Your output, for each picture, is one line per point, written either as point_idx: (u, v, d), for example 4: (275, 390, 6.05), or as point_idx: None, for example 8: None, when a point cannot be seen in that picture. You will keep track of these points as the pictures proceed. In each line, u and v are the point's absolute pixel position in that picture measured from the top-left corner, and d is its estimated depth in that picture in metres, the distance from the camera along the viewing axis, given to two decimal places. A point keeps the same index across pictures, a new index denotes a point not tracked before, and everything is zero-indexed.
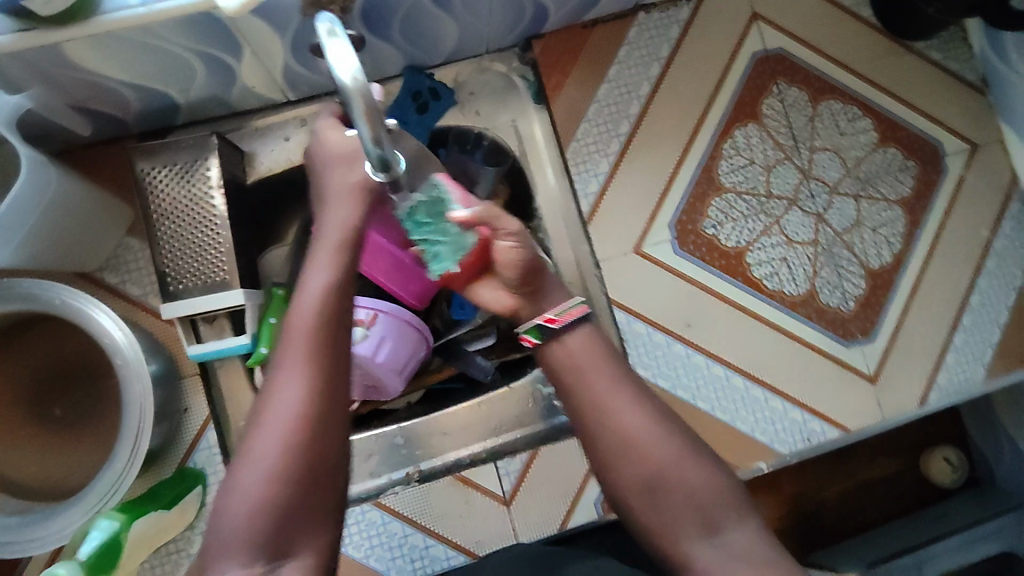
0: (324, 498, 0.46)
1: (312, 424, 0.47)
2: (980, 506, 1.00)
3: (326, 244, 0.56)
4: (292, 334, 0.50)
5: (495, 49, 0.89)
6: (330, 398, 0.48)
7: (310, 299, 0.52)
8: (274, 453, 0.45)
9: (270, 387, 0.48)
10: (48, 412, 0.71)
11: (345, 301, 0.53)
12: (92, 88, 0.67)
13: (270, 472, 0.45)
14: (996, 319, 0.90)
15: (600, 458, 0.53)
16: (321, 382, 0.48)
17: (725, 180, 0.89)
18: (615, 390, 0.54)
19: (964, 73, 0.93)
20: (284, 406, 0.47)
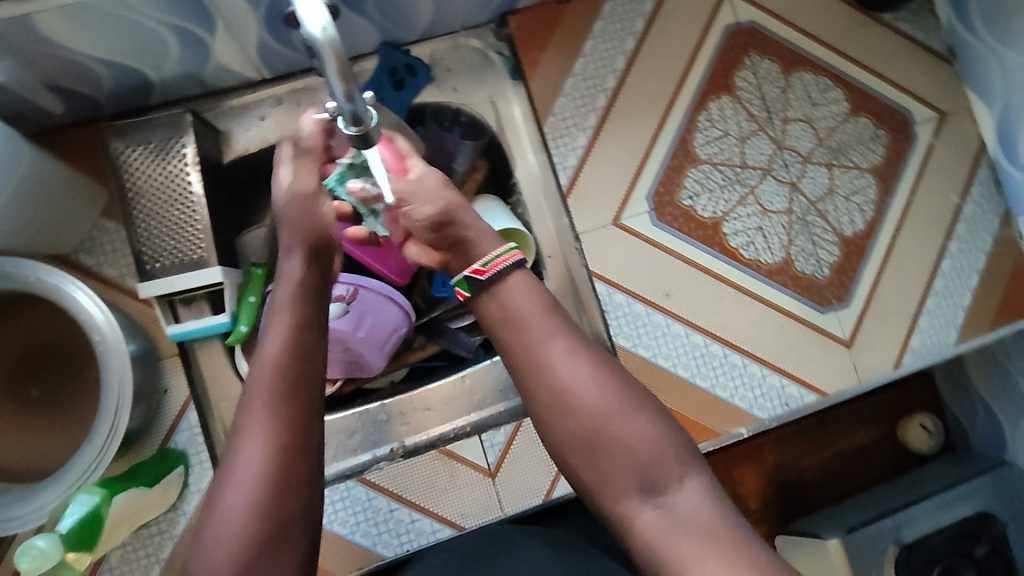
0: (290, 548, 0.51)
1: (272, 480, 0.51)
2: (954, 469, 1.02)
3: (281, 301, 0.60)
4: (253, 393, 0.55)
5: (470, 26, 0.89)
6: (290, 452, 0.52)
7: (269, 359, 0.56)
8: (238, 511, 0.49)
9: (235, 446, 0.52)
10: (26, 393, 0.70)
11: (302, 356, 0.57)
12: (62, 63, 0.66)
13: (237, 529, 0.49)
14: (967, 283, 0.92)
15: (542, 409, 0.56)
16: (280, 437, 0.52)
17: (701, 151, 0.90)
18: (553, 339, 0.57)
19: (932, 44, 0.95)
20: (246, 464, 0.51)
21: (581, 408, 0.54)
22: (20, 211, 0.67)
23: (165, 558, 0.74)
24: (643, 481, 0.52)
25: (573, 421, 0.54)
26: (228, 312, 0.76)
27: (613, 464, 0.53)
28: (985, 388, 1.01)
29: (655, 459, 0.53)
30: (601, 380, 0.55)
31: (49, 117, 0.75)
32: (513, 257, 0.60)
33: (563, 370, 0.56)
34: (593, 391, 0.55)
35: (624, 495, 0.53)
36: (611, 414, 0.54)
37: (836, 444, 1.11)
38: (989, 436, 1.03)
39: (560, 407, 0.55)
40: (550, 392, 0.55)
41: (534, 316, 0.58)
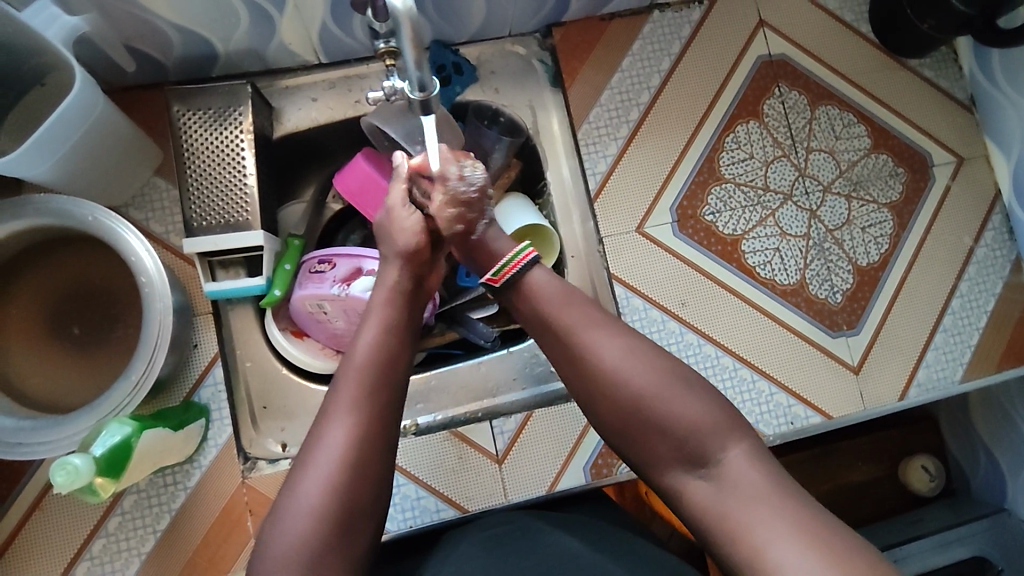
0: (354, 541, 0.55)
1: (350, 472, 0.55)
2: (953, 512, 1.03)
3: (375, 304, 0.64)
4: (340, 386, 0.59)
5: (517, 33, 0.95)
6: (367, 448, 0.56)
7: (359, 357, 0.60)
8: (315, 496, 0.53)
9: (319, 432, 0.57)
10: (67, 330, 0.76)
11: (390, 361, 0.61)
12: (141, 24, 0.71)
13: (311, 512, 0.53)
14: (976, 324, 0.94)
15: (582, 393, 0.61)
16: (361, 432, 0.56)
17: (726, 171, 0.94)
18: (591, 326, 0.62)
19: (954, 92, 1.00)
20: (328, 453, 0.55)
21: (617, 394, 0.59)
22: (86, 158, 0.72)
23: (176, 508, 0.76)
24: (685, 454, 0.57)
25: (613, 408, 0.59)
26: (265, 274, 0.80)
27: (657, 441, 0.58)
28: (987, 430, 1.02)
29: (695, 432, 0.56)
30: (631, 364, 0.59)
31: (120, 76, 0.80)
32: (525, 258, 0.66)
33: (595, 356, 0.60)
34: (625, 375, 0.59)
35: (673, 470, 0.58)
36: (644, 395, 0.58)
37: (839, 479, 1.11)
38: (990, 482, 1.03)
39: (597, 392, 0.60)
40: (593, 378, 0.60)
41: (562, 306, 0.63)
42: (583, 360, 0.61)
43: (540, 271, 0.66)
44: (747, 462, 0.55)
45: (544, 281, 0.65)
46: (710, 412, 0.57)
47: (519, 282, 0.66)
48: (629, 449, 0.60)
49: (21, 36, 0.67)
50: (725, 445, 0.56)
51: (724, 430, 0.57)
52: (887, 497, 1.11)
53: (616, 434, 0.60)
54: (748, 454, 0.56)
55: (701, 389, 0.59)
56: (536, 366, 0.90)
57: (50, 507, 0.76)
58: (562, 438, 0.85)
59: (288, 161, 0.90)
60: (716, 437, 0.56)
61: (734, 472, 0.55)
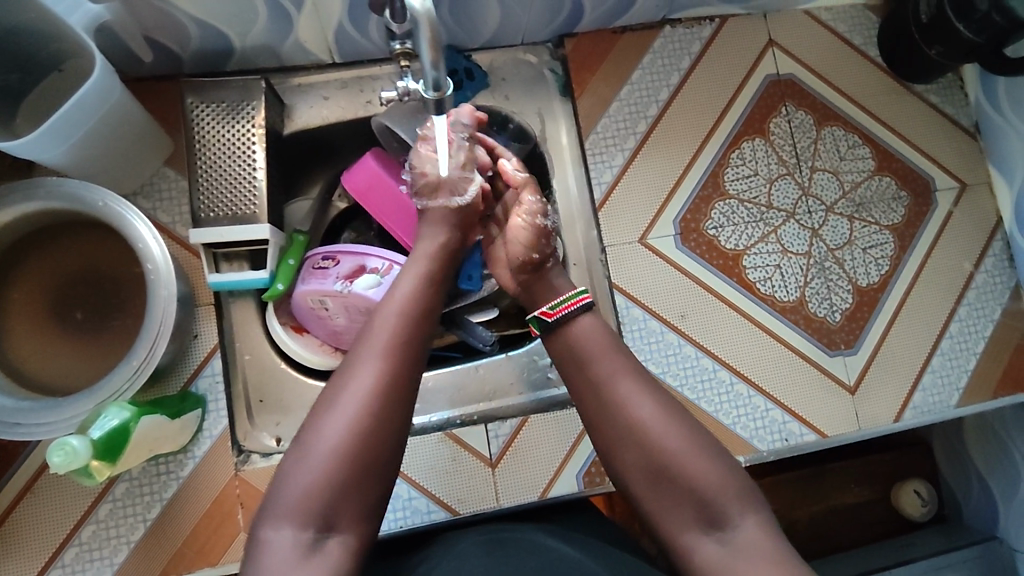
0: (373, 483, 0.56)
1: (376, 413, 0.57)
2: (944, 538, 1.03)
3: (415, 262, 0.68)
4: (373, 331, 0.61)
5: (529, 42, 0.96)
6: (395, 393, 0.58)
7: (395, 306, 0.63)
8: (341, 432, 0.55)
9: (349, 372, 0.59)
10: (70, 315, 0.76)
11: (423, 317, 0.64)
12: (162, 16, 0.73)
13: (336, 446, 0.55)
14: (973, 349, 0.95)
15: (611, 444, 0.62)
16: (390, 375, 0.59)
17: (730, 187, 0.94)
18: (630, 380, 0.64)
19: (959, 118, 1.01)
20: (357, 391, 0.57)
21: (650, 445, 0.60)
22: (98, 145, 0.72)
23: (168, 497, 0.77)
24: (703, 513, 0.58)
25: (637, 457, 0.61)
26: (269, 268, 0.80)
27: (677, 500, 0.59)
28: (982, 457, 1.02)
29: (721, 495, 0.58)
30: (667, 419, 0.61)
31: (136, 66, 0.81)
32: (582, 300, 0.69)
33: (631, 409, 0.62)
34: (661, 429, 0.61)
35: (687, 529, 0.58)
36: (677, 451, 0.59)
37: (830, 500, 1.10)
38: (983, 510, 1.03)
39: (631, 441, 0.61)
40: (627, 429, 0.61)
41: (603, 361, 0.65)
42: (624, 411, 0.62)
43: (589, 318, 0.68)
44: (763, 534, 0.56)
45: (592, 332, 0.67)
46: (735, 481, 0.59)
47: (564, 327, 0.68)
48: (650, 504, 0.60)
49: (44, 23, 0.68)
50: (744, 512, 0.57)
51: (745, 500, 0.58)
52: (878, 521, 1.11)
53: (640, 483, 0.60)
54: (763, 523, 0.57)
55: (729, 458, 0.61)
56: (535, 371, 0.90)
57: (42, 490, 0.76)
58: (556, 445, 0.85)
59: (296, 157, 0.90)
60: (734, 503, 0.58)
61: (748, 541, 0.56)
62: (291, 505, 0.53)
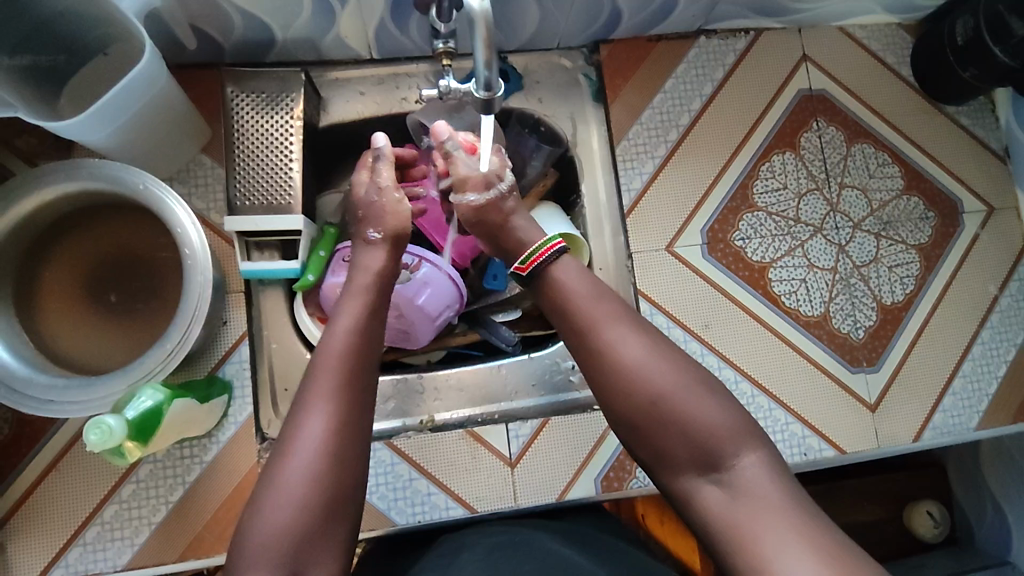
0: (334, 531, 0.54)
1: (330, 461, 0.54)
2: (956, 562, 1.02)
3: (353, 295, 0.65)
4: (318, 375, 0.58)
5: (564, 47, 0.97)
6: (346, 440, 0.56)
7: (337, 344, 0.60)
8: (297, 487, 0.53)
9: (296, 422, 0.56)
10: (104, 297, 0.78)
11: (368, 351, 0.61)
12: (210, 6, 0.74)
13: (297, 499, 0.53)
14: (995, 372, 0.94)
15: (603, 393, 0.59)
16: (340, 422, 0.56)
17: (759, 199, 0.95)
18: (617, 320, 0.61)
19: (988, 141, 1.01)
20: (307, 442, 0.55)
21: (637, 389, 0.57)
22: (141, 129, 0.73)
23: (191, 481, 0.77)
24: (699, 456, 0.55)
25: (627, 402, 0.57)
26: (299, 259, 0.80)
27: (669, 444, 0.56)
28: (997, 481, 1.01)
29: (714, 433, 0.55)
30: (653, 360, 0.58)
31: (179, 54, 0.82)
32: (557, 244, 0.66)
33: (619, 351, 0.59)
34: (648, 370, 0.57)
35: (685, 473, 0.56)
36: (665, 391, 0.56)
37: (842, 517, 1.09)
38: (996, 534, 1.02)
39: (617, 386, 0.58)
40: (619, 373, 0.58)
41: (591, 300, 0.62)
42: (611, 353, 0.59)
43: (564, 263, 0.65)
44: (767, 478, 0.53)
45: (568, 274, 0.65)
46: (732, 420, 0.56)
47: (544, 274, 0.65)
48: (645, 450, 0.58)
49: (93, 6, 0.69)
50: (742, 451, 0.54)
51: (741, 437, 0.55)
52: (890, 541, 1.10)
53: (631, 429, 0.58)
54: (762, 462, 0.54)
55: (721, 393, 0.57)
56: (557, 373, 0.90)
57: (66, 468, 0.77)
58: (577, 448, 0.85)
59: (329, 149, 0.91)
60: (730, 442, 0.55)
61: (751, 484, 0.53)
62: (257, 558, 0.51)
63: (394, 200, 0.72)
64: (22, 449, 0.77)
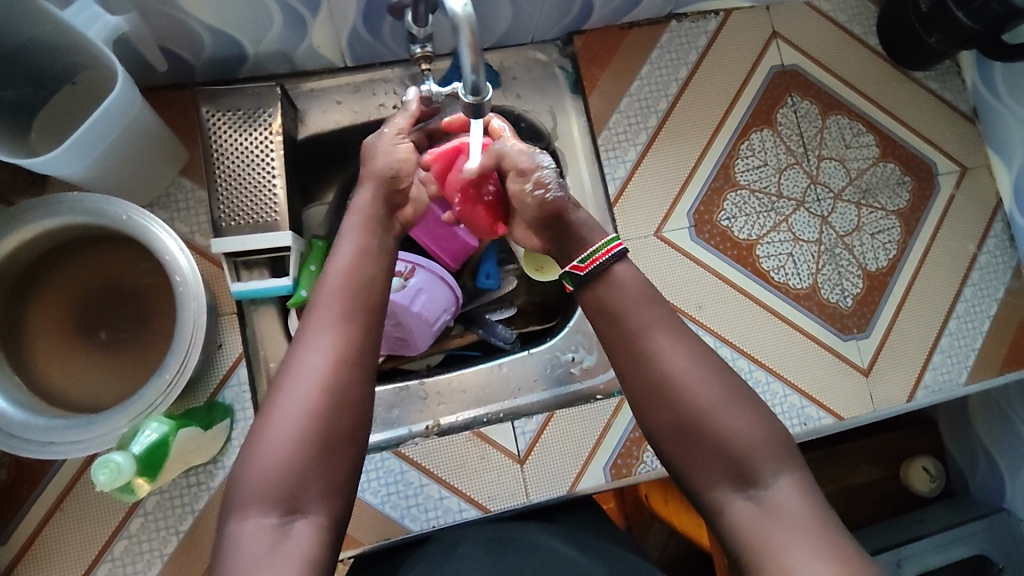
0: (332, 471, 0.53)
1: (329, 397, 0.54)
2: (953, 512, 1.05)
3: (348, 232, 0.64)
4: (315, 314, 0.58)
5: (538, 40, 0.97)
6: (348, 373, 0.55)
7: (336, 281, 0.59)
8: (291, 422, 0.52)
9: (293, 361, 0.55)
10: (94, 334, 0.76)
11: (365, 287, 0.60)
12: (176, 26, 0.72)
13: (286, 452, 0.51)
14: (979, 328, 0.97)
15: (645, 396, 0.59)
16: (340, 357, 0.55)
17: (741, 177, 0.96)
18: (662, 332, 0.60)
19: (957, 103, 1.03)
20: (304, 378, 0.54)
21: (683, 399, 0.57)
22: (118, 157, 0.72)
23: (200, 508, 0.76)
24: (736, 471, 0.55)
25: (668, 411, 0.58)
26: (291, 275, 0.79)
27: (703, 455, 0.57)
28: (987, 432, 1.04)
29: (751, 451, 0.55)
30: (699, 375, 0.58)
31: (149, 76, 0.80)
32: (615, 248, 0.63)
33: (665, 363, 0.59)
34: (694, 382, 0.58)
35: (718, 485, 0.56)
36: (709, 408, 0.57)
37: (842, 480, 1.12)
38: (989, 483, 1.05)
39: (659, 397, 0.58)
40: (663, 386, 0.58)
41: (635, 311, 0.61)
42: (654, 364, 0.59)
43: (624, 267, 0.63)
44: (799, 494, 0.54)
45: (625, 280, 0.63)
46: (773, 438, 0.56)
47: (597, 279, 0.63)
48: (679, 455, 0.58)
49: (58, 34, 0.67)
50: (779, 470, 0.55)
51: (776, 457, 0.55)
52: (889, 499, 1.13)
53: (668, 439, 0.58)
54: (799, 485, 0.54)
55: (766, 414, 0.58)
56: (558, 367, 0.90)
57: (72, 507, 0.75)
58: (583, 439, 0.86)
59: (310, 160, 0.90)
60: (770, 462, 0.55)
61: (780, 500, 0.53)
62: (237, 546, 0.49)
63: (389, 156, 0.67)
64: (23, 492, 0.75)
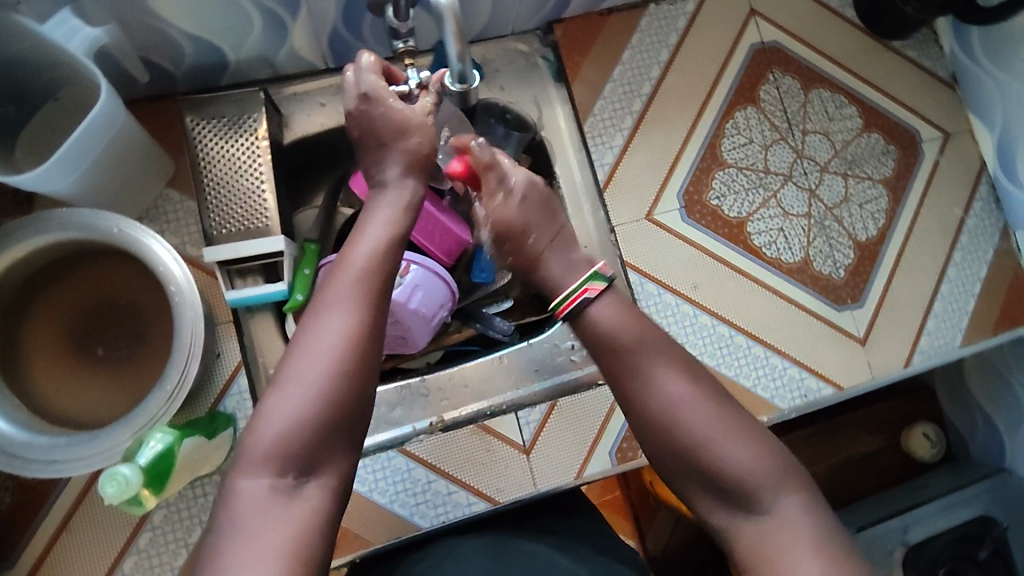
0: (346, 434, 0.54)
1: (352, 358, 0.54)
2: (955, 475, 1.06)
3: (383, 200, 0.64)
4: (341, 275, 0.58)
5: (518, 31, 0.97)
6: (371, 336, 0.56)
7: (365, 245, 0.60)
8: (315, 379, 0.52)
9: (319, 318, 0.55)
10: (91, 351, 0.76)
11: (392, 255, 0.60)
12: (156, 36, 0.72)
13: (307, 410, 0.52)
14: (970, 291, 0.98)
15: (646, 427, 0.61)
16: (365, 321, 0.56)
17: (728, 156, 0.96)
18: (658, 366, 0.62)
19: (936, 70, 1.04)
20: (331, 335, 0.54)
21: (682, 430, 0.59)
22: (105, 172, 0.71)
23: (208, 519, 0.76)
24: (738, 497, 0.57)
25: (669, 439, 0.60)
26: (286, 280, 0.79)
27: (707, 486, 0.58)
28: (984, 395, 1.05)
29: (753, 480, 0.56)
30: (697, 404, 0.60)
31: (130, 88, 0.80)
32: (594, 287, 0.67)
33: (663, 397, 0.60)
34: (692, 413, 0.59)
35: (719, 512, 0.58)
36: (708, 439, 0.58)
37: (845, 450, 1.13)
38: (989, 444, 1.06)
39: (660, 428, 0.60)
40: (663, 418, 0.60)
41: (630, 347, 0.63)
42: (653, 398, 0.61)
43: (604, 306, 0.66)
44: (799, 511, 0.55)
45: (611, 322, 0.65)
46: (774, 465, 0.57)
47: (580, 321, 0.67)
48: (683, 481, 0.60)
49: (38, 51, 0.67)
50: (780, 494, 0.56)
51: (777, 479, 0.57)
52: (892, 466, 1.14)
53: (671, 465, 0.60)
54: (801, 504, 0.56)
55: (767, 440, 0.59)
56: (559, 356, 0.89)
57: (79, 526, 0.75)
58: (586, 426, 0.86)
59: (298, 164, 0.90)
60: (771, 486, 0.56)
61: (781, 513, 0.55)
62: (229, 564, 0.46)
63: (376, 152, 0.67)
64: (29, 515, 0.75)
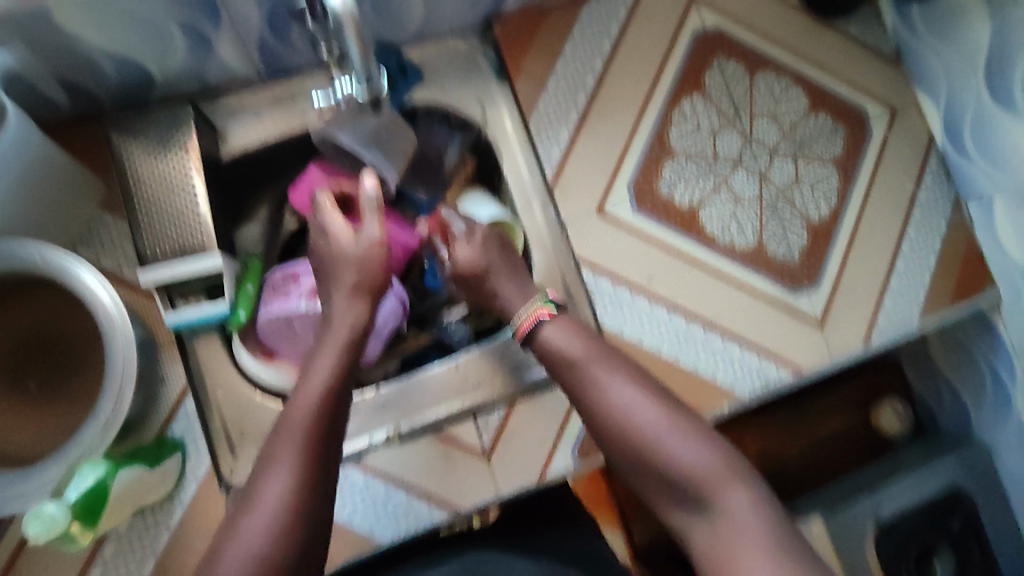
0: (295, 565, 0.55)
1: (296, 504, 0.56)
2: (924, 448, 1.07)
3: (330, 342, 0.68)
4: (285, 430, 0.60)
5: (457, 30, 0.95)
6: (314, 485, 0.58)
7: (313, 390, 0.63)
8: (266, 516, 0.54)
9: (262, 477, 0.57)
10: (24, 386, 0.74)
11: (338, 401, 0.64)
12: (71, 56, 0.69)
13: (259, 543, 0.53)
14: (927, 265, 0.98)
15: (604, 432, 0.65)
16: (306, 472, 0.58)
17: (676, 145, 0.96)
18: (611, 372, 0.66)
19: (881, 47, 1.03)
20: (275, 488, 0.56)
21: (632, 433, 0.63)
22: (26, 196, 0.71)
23: (161, 549, 0.73)
24: (690, 493, 0.61)
25: (622, 442, 0.64)
26: (226, 299, 0.77)
27: (663, 489, 0.63)
28: (950, 368, 1.05)
29: (699, 478, 0.60)
30: (645, 404, 0.64)
31: (53, 111, 0.77)
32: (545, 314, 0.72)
33: (614, 403, 0.64)
34: (638, 416, 0.63)
35: (675, 509, 0.62)
36: (657, 435, 0.62)
37: (815, 430, 1.14)
38: (956, 415, 1.07)
39: (614, 433, 0.64)
40: (616, 425, 0.64)
41: (585, 358, 0.68)
42: (607, 399, 0.65)
43: (550, 329, 0.70)
44: (748, 503, 0.59)
45: (558, 336, 0.70)
46: (720, 459, 0.61)
47: (535, 335, 0.71)
48: (640, 477, 0.64)
49: None
50: (728, 488, 0.60)
51: (726, 475, 0.60)
52: (862, 442, 1.15)
53: (628, 467, 0.65)
54: (748, 494, 0.60)
55: (712, 437, 0.63)
56: (515, 357, 0.87)
57: (27, 564, 0.73)
58: (547, 426, 0.85)
59: (238, 179, 0.88)
60: (718, 482, 0.60)
61: (731, 513, 0.59)
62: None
63: None
64: None
